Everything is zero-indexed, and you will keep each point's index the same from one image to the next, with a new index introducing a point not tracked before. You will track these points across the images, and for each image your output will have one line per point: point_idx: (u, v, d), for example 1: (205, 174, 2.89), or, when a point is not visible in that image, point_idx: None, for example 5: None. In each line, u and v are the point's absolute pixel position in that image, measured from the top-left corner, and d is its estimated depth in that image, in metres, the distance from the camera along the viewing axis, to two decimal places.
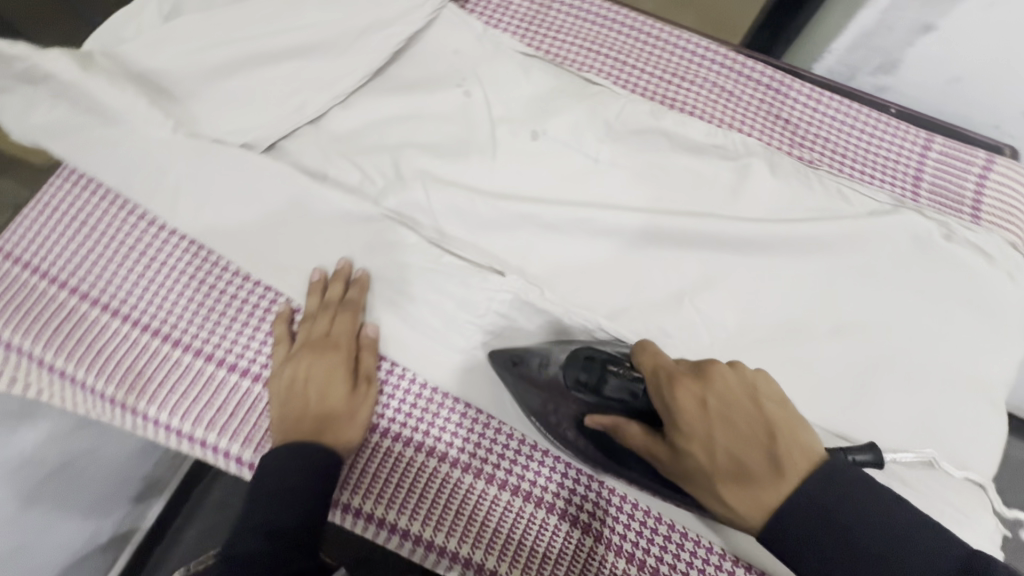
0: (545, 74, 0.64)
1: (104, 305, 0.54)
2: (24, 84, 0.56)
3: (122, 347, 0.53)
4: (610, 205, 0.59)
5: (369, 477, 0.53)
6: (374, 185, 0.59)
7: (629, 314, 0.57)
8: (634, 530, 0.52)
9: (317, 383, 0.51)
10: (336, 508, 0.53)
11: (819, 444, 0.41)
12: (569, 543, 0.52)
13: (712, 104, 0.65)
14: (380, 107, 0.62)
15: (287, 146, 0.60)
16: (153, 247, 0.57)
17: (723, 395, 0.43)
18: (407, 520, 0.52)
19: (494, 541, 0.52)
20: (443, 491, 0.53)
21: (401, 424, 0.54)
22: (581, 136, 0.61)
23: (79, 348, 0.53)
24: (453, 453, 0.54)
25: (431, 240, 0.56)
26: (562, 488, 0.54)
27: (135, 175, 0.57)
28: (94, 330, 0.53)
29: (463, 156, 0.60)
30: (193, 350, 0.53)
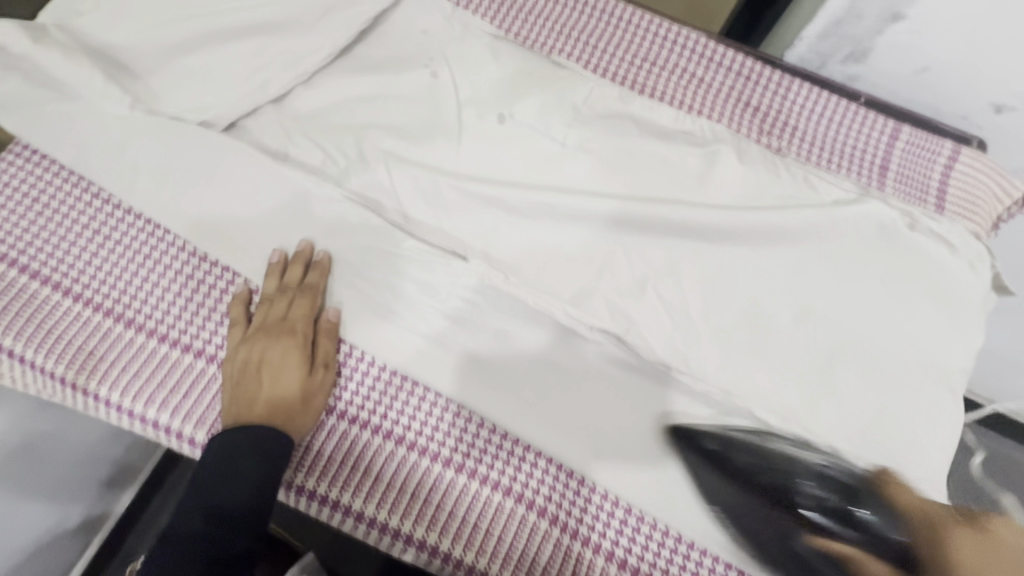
0: (514, 58, 0.63)
1: (56, 284, 0.54)
2: None
3: (74, 327, 0.52)
4: (576, 189, 0.59)
5: (325, 459, 0.53)
6: (336, 166, 0.58)
7: (594, 299, 0.56)
8: (590, 514, 0.53)
9: (271, 368, 0.51)
10: (288, 490, 0.52)
11: None
12: (524, 525, 0.52)
13: (682, 91, 0.64)
14: (346, 87, 0.61)
15: (248, 125, 0.59)
16: (107, 226, 0.56)
17: (1005, 554, 0.38)
18: (362, 503, 0.52)
19: (450, 524, 0.52)
20: (400, 474, 0.53)
21: (359, 407, 0.54)
22: (549, 120, 0.61)
23: (28, 327, 0.52)
24: (410, 437, 0.53)
25: (396, 222, 0.56)
26: (520, 472, 0.53)
27: (89, 151, 0.56)
28: (44, 309, 0.53)
29: (428, 138, 0.60)
30: (146, 331, 0.53)
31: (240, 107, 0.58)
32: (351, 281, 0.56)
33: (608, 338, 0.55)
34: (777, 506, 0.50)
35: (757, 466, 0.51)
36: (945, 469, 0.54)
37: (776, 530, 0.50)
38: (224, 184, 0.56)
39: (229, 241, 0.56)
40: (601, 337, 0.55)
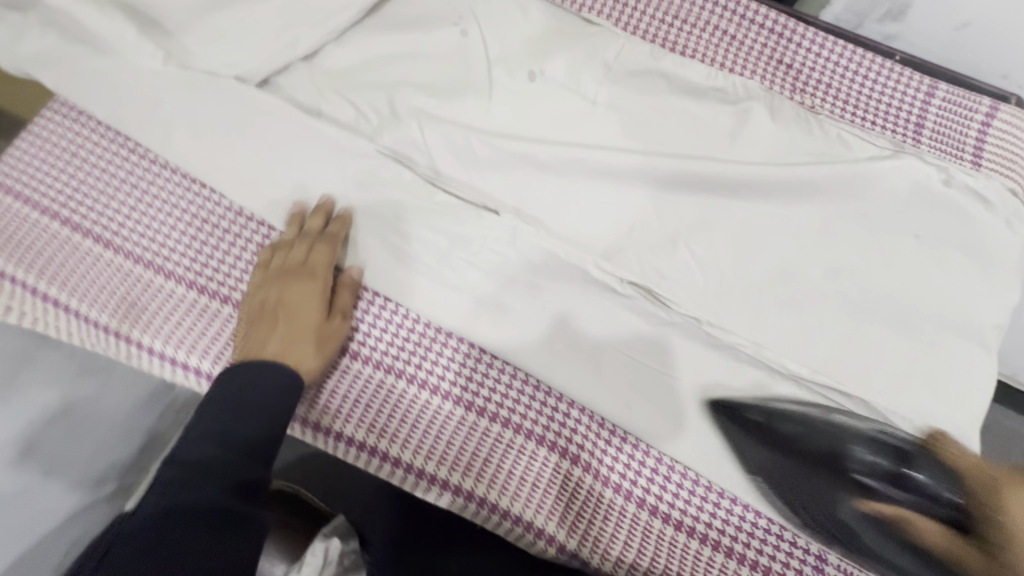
0: (544, 14, 0.63)
1: (98, 237, 0.55)
2: (14, 12, 0.55)
3: (116, 278, 0.54)
4: (607, 147, 0.59)
5: (362, 407, 0.54)
6: (369, 122, 0.58)
7: (625, 255, 0.57)
8: (623, 463, 0.53)
9: (288, 310, 0.52)
10: (299, 423, 0.55)
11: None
12: (545, 466, 0.53)
13: (714, 48, 0.64)
14: (376, 45, 0.61)
15: (280, 81, 0.59)
16: (145, 180, 0.57)
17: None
18: (398, 449, 0.54)
19: (467, 462, 0.53)
20: (434, 422, 0.54)
21: (394, 357, 0.55)
22: (578, 77, 0.61)
23: (73, 277, 0.54)
24: (421, 377, 0.55)
25: (426, 175, 0.56)
26: (538, 414, 0.54)
27: (124, 105, 0.56)
28: (87, 261, 0.54)
29: (458, 95, 0.60)
30: (187, 282, 0.54)
31: (273, 62, 0.58)
32: (383, 234, 0.56)
33: (638, 292, 0.54)
34: (819, 470, 0.49)
35: (802, 434, 0.50)
36: (979, 424, 0.54)
37: (815, 487, 0.49)
38: (255, 138, 0.56)
39: (262, 194, 0.56)
40: (631, 291, 0.54)
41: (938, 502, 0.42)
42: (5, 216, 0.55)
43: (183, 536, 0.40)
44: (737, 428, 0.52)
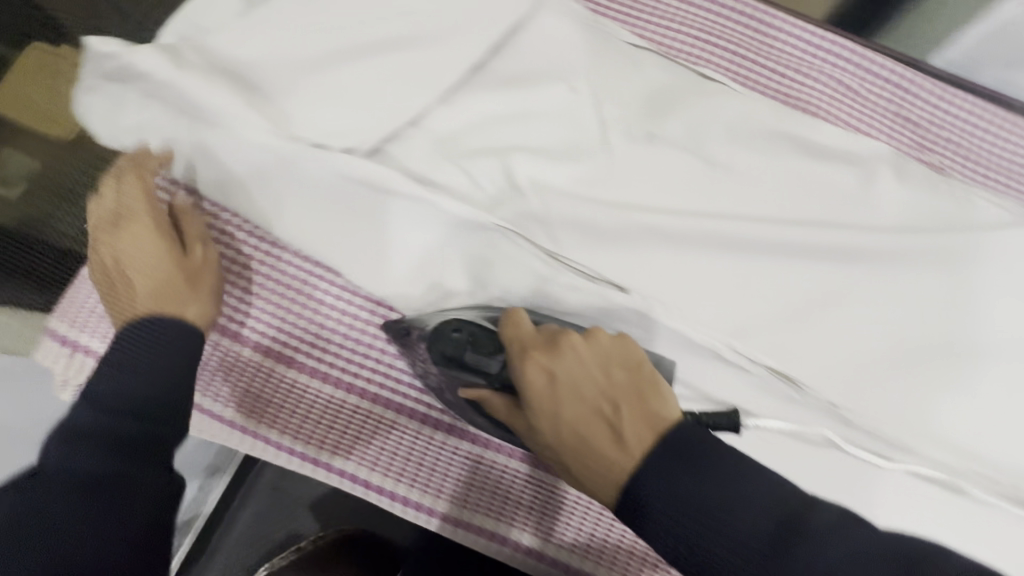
0: (658, 71, 0.60)
1: (225, 330, 0.58)
2: (113, 83, 0.52)
3: (250, 372, 0.59)
4: (732, 215, 0.57)
5: (344, 435, 0.60)
6: (486, 194, 0.55)
7: (757, 333, 0.54)
8: None
9: (114, 264, 0.50)
10: (275, 446, 0.60)
11: (669, 413, 0.46)
12: (508, 475, 0.60)
13: (835, 102, 0.60)
14: (485, 106, 0.58)
15: (390, 150, 0.55)
16: (264, 266, 0.56)
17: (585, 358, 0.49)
18: (375, 476, 0.60)
19: (431, 480, 0.61)
20: (409, 448, 0.60)
21: (367, 385, 0.59)
22: (699, 139, 0.58)
23: (208, 373, 0.59)
24: (380, 397, 0.59)
25: (547, 249, 0.53)
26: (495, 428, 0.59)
27: (233, 181, 0.53)
28: (219, 355, 0.58)
29: (573, 160, 0.57)
30: (319, 377, 0.59)
31: (383, 130, 0.55)
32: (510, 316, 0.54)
33: (768, 372, 0.53)
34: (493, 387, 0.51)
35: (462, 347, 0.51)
36: None
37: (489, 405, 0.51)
38: (367, 212, 0.54)
39: (377, 274, 0.55)
40: (760, 370, 0.53)
41: (493, 374, 0.51)
42: None
43: (84, 512, 0.45)
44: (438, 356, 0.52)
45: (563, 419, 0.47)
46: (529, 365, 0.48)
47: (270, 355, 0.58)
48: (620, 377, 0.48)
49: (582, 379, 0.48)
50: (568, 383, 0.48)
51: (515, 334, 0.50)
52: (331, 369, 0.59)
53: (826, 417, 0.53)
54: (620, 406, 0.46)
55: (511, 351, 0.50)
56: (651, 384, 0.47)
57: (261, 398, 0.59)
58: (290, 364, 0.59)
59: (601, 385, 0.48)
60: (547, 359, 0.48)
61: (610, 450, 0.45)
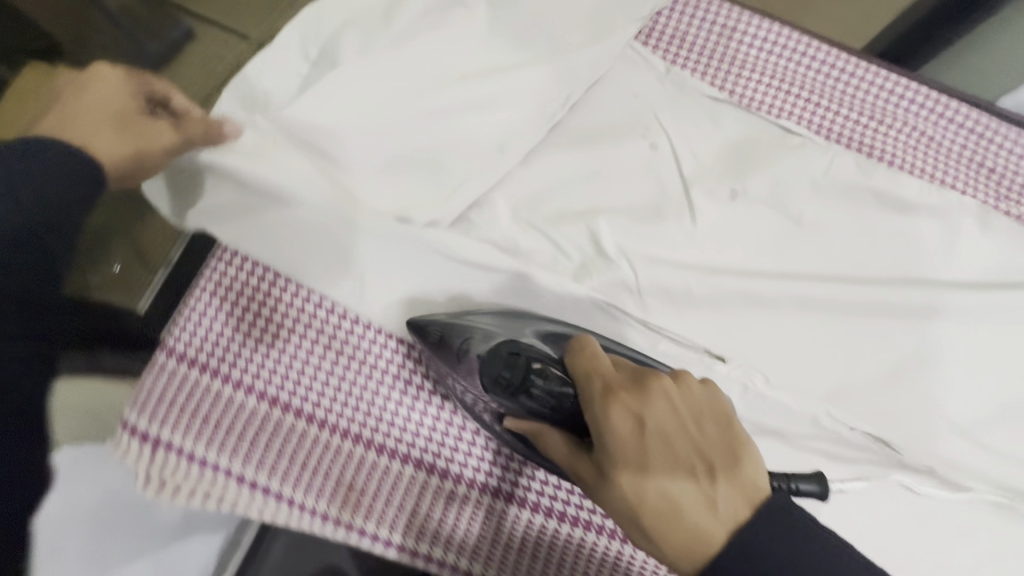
0: (737, 125, 0.58)
1: (301, 411, 0.52)
2: (185, 164, 0.50)
3: (323, 456, 0.51)
4: (822, 275, 0.55)
5: (275, 452, 0.51)
6: (572, 261, 0.54)
7: (850, 398, 0.54)
8: (552, 488, 0.53)
9: (76, 91, 0.44)
10: (217, 473, 0.50)
11: (762, 480, 0.38)
12: (487, 512, 0.52)
13: (914, 152, 0.59)
14: (564, 166, 0.56)
15: (472, 218, 0.54)
16: (342, 338, 0.53)
17: (680, 406, 0.41)
18: (301, 496, 0.50)
19: (372, 506, 0.51)
20: (346, 468, 0.51)
21: (303, 399, 0.52)
22: (783, 195, 0.56)
23: (283, 463, 0.50)
24: (347, 425, 0.52)
25: (637, 317, 0.53)
26: (474, 458, 0.53)
27: (315, 262, 0.52)
28: (294, 442, 0.51)
29: (658, 221, 0.55)
30: (402, 457, 0.52)
31: (465, 199, 0.53)
32: None
33: (869, 438, 0.52)
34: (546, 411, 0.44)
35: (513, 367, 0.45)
36: None
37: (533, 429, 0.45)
38: (452, 283, 0.53)
39: None
40: (862, 439, 0.52)
41: (560, 408, 0.44)
42: (193, 393, 0.51)
43: None
44: (489, 371, 0.46)
45: (650, 480, 0.38)
46: (613, 409, 0.40)
47: (225, 378, 0.51)
48: (712, 433, 0.40)
49: (674, 430, 0.40)
50: (659, 432, 0.39)
51: (592, 368, 0.43)
52: (392, 440, 0.52)
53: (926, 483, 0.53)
54: (715, 469, 0.38)
55: (590, 391, 0.41)
56: (746, 448, 0.40)
57: (180, 407, 0.50)
58: (248, 389, 0.51)
59: (694, 441, 0.39)
60: (635, 403, 0.40)
61: (704, 520, 0.36)
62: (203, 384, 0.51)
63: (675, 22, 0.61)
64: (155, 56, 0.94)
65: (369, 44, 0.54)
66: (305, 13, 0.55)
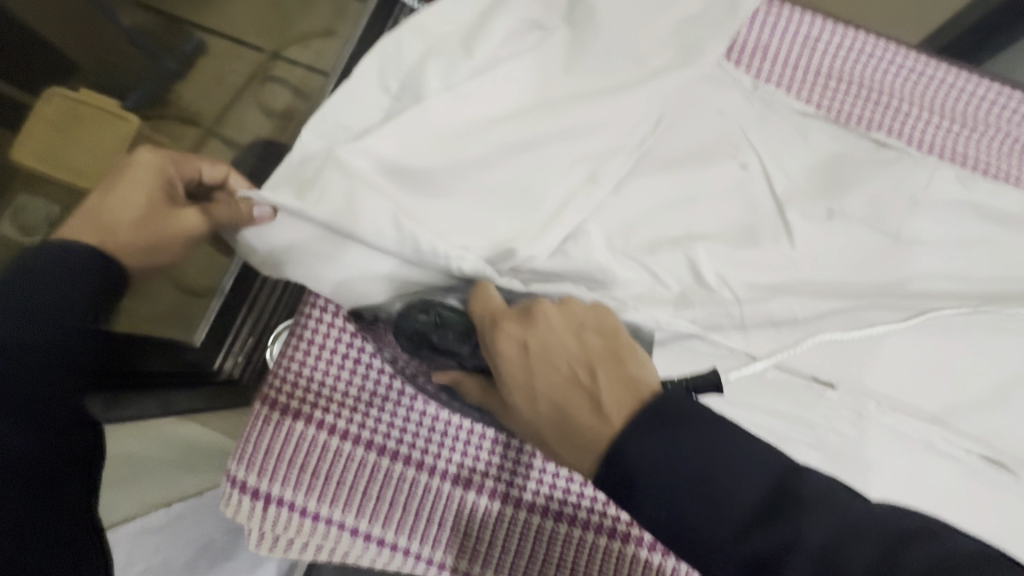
0: (828, 140, 0.57)
1: (407, 457, 0.51)
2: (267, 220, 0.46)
3: (416, 497, 0.51)
4: (922, 293, 0.54)
5: (323, 479, 0.50)
6: (672, 292, 0.52)
7: (960, 417, 0.53)
8: (574, 491, 0.51)
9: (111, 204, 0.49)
10: (331, 527, 0.50)
11: (649, 376, 0.38)
12: (598, 550, 0.50)
13: (1007, 159, 0.58)
14: (655, 191, 0.54)
15: (569, 250, 0.52)
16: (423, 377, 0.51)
17: (563, 322, 0.40)
18: (354, 519, 0.50)
19: (425, 528, 0.51)
20: (387, 486, 0.51)
21: (347, 419, 0.51)
22: (881, 210, 0.55)
23: (390, 510, 0.51)
24: (452, 469, 0.51)
25: (744, 351, 0.52)
26: (584, 497, 0.50)
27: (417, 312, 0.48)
28: (407, 490, 0.51)
29: (754, 244, 0.54)
30: (485, 490, 0.51)
31: (563, 232, 0.51)
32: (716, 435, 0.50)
33: (981, 459, 0.52)
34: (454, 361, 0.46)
35: (429, 326, 0.44)
36: None
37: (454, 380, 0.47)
38: None
39: None
40: (975, 460, 0.52)
41: (463, 355, 0.45)
42: (302, 445, 0.50)
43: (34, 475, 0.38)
44: (405, 341, 0.46)
45: (538, 396, 0.39)
46: (499, 340, 0.39)
47: (332, 430, 0.50)
48: (594, 343, 0.39)
49: (556, 347, 0.39)
50: (540, 351, 0.39)
51: (484, 307, 0.41)
52: (482, 475, 0.52)
53: None
54: (597, 374, 0.38)
55: (482, 327, 0.41)
56: (628, 350, 0.39)
57: (253, 447, 0.50)
58: (353, 440, 0.51)
59: (573, 353, 0.39)
60: (519, 329, 0.39)
61: (589, 421, 0.36)
62: (271, 420, 0.50)
63: (755, 35, 0.59)
64: (172, 71, 0.88)
65: (453, 73, 0.52)
66: (384, 42, 0.53)
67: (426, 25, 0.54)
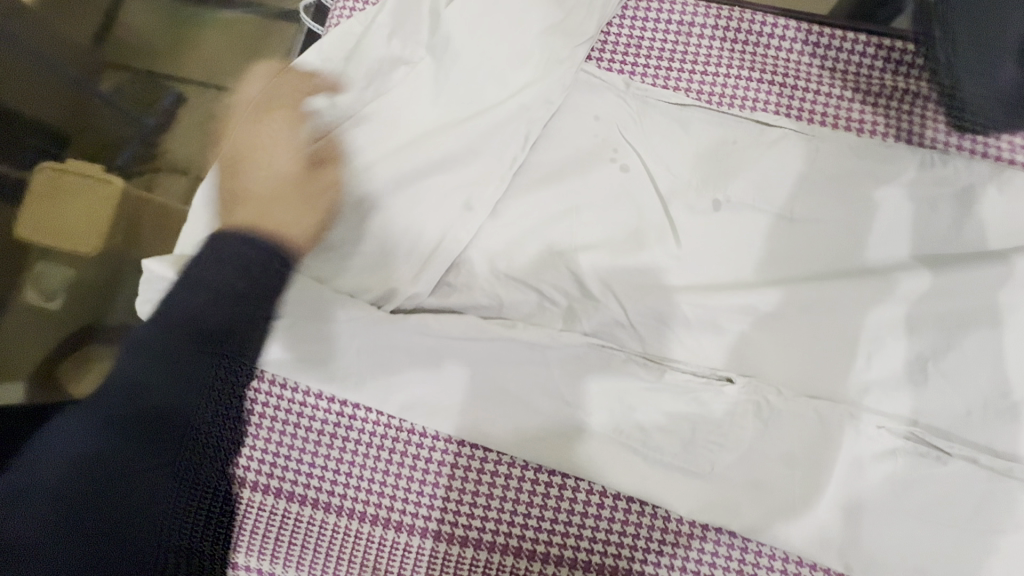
0: (710, 129, 0.55)
1: (314, 501, 0.53)
2: None
3: (326, 537, 0.53)
4: (821, 275, 0.53)
5: (239, 529, 0.53)
6: (559, 307, 0.52)
7: (872, 396, 0.51)
8: (478, 515, 0.52)
9: (256, 162, 0.49)
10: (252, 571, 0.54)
11: None
12: (503, 569, 0.52)
13: (906, 118, 0.55)
14: (535, 208, 0.55)
15: (452, 282, 0.53)
16: (321, 421, 0.53)
17: None
18: (271, 562, 0.54)
19: (337, 566, 0.53)
20: (299, 530, 0.53)
21: (254, 471, 0.53)
22: (767, 194, 0.54)
23: (302, 551, 0.53)
24: (359, 508, 0.52)
25: (639, 353, 0.52)
26: (487, 519, 0.52)
27: (315, 360, 0.51)
28: (315, 531, 0.53)
29: (639, 249, 0.53)
30: (392, 525, 0.52)
31: (441, 264, 0.52)
32: (611, 440, 0.50)
33: (896, 438, 0.50)
34: None
35: None
36: None
37: None
38: (442, 350, 0.51)
39: (488, 427, 0.51)
40: (889, 440, 0.50)
41: None
42: None
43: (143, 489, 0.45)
44: None
45: None
46: None
47: (241, 483, 0.53)
48: None
49: None
50: None
51: None
52: (389, 511, 0.52)
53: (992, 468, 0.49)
54: None
55: None
56: None
57: None
58: (263, 489, 0.53)
59: None
60: None
61: None
62: None
63: (629, 29, 0.58)
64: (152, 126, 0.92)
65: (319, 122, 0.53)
66: (254, 105, 0.55)
67: None
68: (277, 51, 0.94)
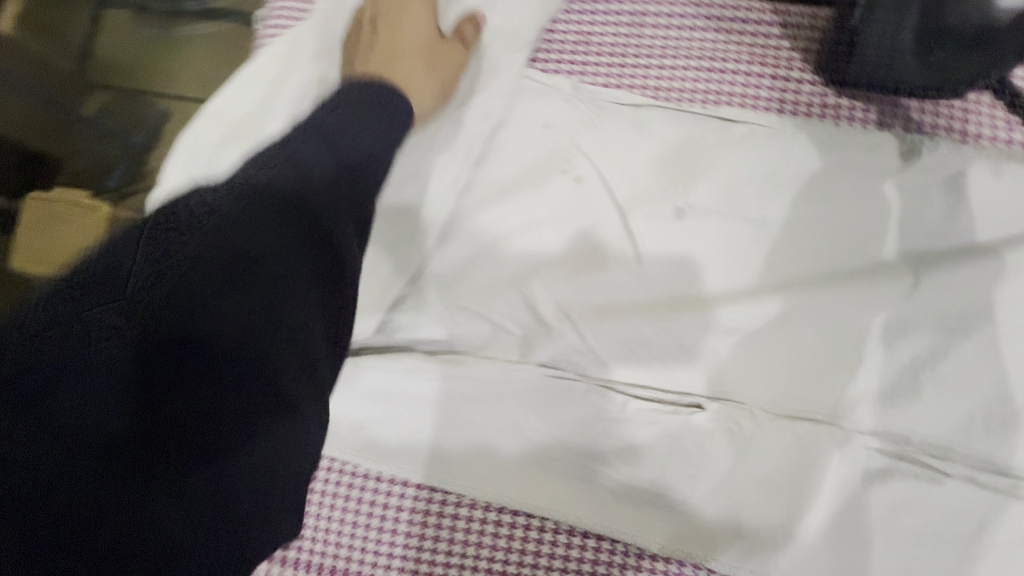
0: (668, 129, 0.51)
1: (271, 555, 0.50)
2: None
3: None
4: (796, 284, 0.48)
5: None
6: (513, 337, 0.49)
7: (864, 414, 0.46)
8: (443, 562, 0.48)
9: (396, 19, 0.49)
10: None
11: None
12: None
13: (882, 100, 0.51)
14: (483, 229, 0.51)
15: (399, 318, 0.50)
16: None
17: None
18: None
19: None
20: None
21: None
22: (734, 196, 0.49)
23: None
24: (316, 561, 0.49)
25: (603, 381, 0.48)
26: (452, 567, 0.47)
27: None
28: None
29: (597, 269, 0.49)
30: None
31: (387, 297, 0.50)
32: (576, 475, 0.47)
33: (886, 457, 0.46)
34: None
35: None
36: None
37: None
38: (394, 392, 0.48)
39: (445, 470, 0.47)
40: (878, 460, 0.46)
41: None
42: None
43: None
44: None
45: None
46: None
47: None
48: None
49: None
50: None
51: None
52: (347, 562, 0.48)
53: (994, 486, 0.44)
54: None
55: None
56: None
57: None
58: None
59: None
60: None
61: None
62: None
63: (575, 26, 0.54)
64: (140, 145, 0.90)
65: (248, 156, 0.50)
66: (182, 141, 0.52)
67: (222, 113, 0.52)
68: (233, 63, 0.91)
